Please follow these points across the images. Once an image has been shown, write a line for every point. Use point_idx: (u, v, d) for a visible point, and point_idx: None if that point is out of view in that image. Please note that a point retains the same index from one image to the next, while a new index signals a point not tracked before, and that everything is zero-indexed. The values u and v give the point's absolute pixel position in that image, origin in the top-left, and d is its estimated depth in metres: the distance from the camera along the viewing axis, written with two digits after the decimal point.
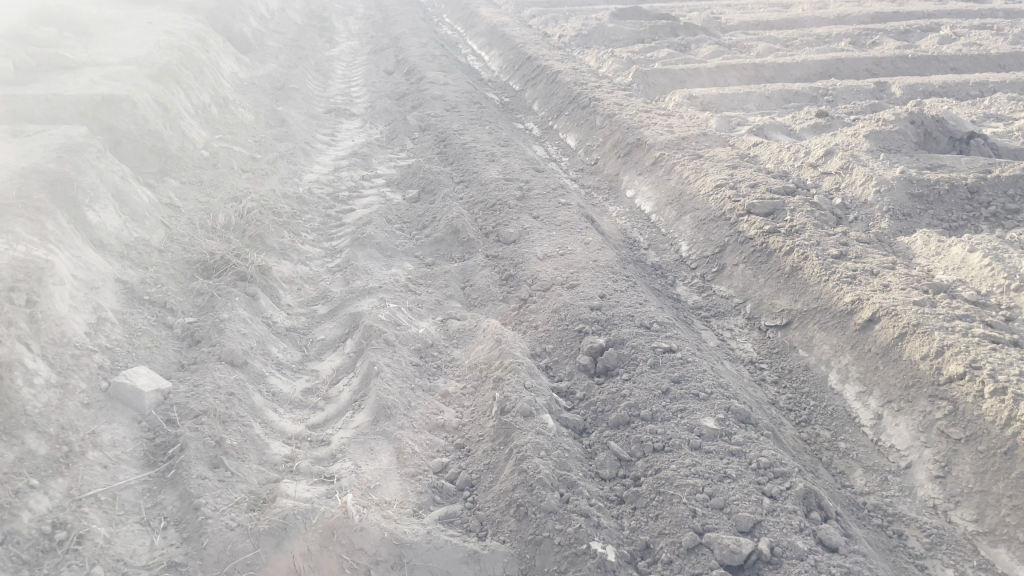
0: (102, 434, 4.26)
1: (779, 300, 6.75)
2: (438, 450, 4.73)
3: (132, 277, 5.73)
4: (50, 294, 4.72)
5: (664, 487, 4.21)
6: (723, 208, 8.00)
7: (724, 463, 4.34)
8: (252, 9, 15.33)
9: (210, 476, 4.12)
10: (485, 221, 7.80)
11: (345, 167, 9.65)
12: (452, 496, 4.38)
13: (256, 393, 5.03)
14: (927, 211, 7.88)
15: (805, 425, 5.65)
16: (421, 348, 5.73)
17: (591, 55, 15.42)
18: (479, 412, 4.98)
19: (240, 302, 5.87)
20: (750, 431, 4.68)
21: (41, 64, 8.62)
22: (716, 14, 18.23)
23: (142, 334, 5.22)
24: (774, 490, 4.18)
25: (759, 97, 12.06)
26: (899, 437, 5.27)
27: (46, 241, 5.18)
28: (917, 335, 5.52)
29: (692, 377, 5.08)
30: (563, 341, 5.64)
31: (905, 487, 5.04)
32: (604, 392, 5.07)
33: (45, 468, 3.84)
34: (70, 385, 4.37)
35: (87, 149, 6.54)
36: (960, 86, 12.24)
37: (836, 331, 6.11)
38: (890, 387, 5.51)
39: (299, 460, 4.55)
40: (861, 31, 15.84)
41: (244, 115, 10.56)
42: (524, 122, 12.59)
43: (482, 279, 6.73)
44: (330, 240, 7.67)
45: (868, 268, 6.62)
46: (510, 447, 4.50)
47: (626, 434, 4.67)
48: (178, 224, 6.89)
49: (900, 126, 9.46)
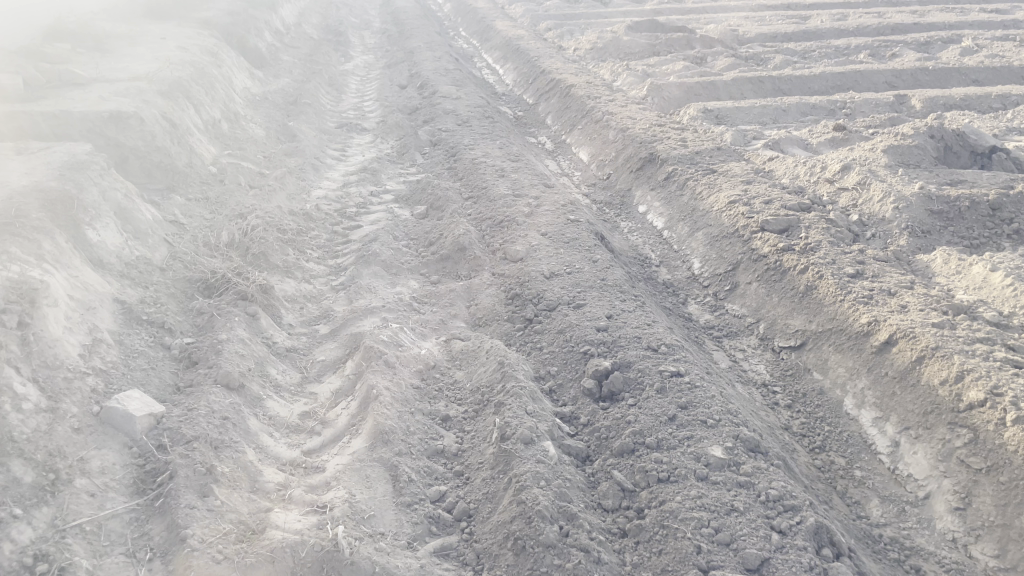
0: (92, 461, 4.16)
1: (793, 321, 6.56)
2: (436, 478, 4.60)
3: (131, 296, 5.64)
4: (44, 316, 4.64)
5: (668, 521, 4.04)
6: (736, 225, 7.83)
7: (731, 496, 4.16)
8: (267, 24, 15.38)
9: (199, 506, 4.01)
10: (493, 238, 7.68)
11: (353, 183, 9.58)
12: (448, 527, 4.25)
13: (252, 417, 4.92)
14: (946, 228, 7.67)
15: (819, 452, 5.46)
16: (422, 370, 5.60)
17: (606, 68, 15.32)
18: (479, 438, 4.84)
19: (240, 322, 5.79)
20: (760, 460, 4.49)
21: (51, 80, 8.63)
22: (734, 26, 18.07)
23: (139, 355, 5.13)
24: (783, 525, 3.99)
25: (775, 110, 11.90)
26: (917, 466, 5.06)
27: (44, 261, 5.11)
28: (936, 359, 5.32)
29: (700, 402, 4.89)
30: (568, 364, 5.50)
31: (924, 519, 4.83)
32: (609, 418, 4.90)
33: (30, 497, 3.73)
34: (61, 410, 4.26)
35: (91, 167, 6.48)
36: (983, 99, 11.99)
37: (851, 353, 5.91)
38: (908, 413, 5.30)
39: (292, 488, 4.42)
40: (881, 43, 15.60)
41: (255, 131, 10.52)
42: (537, 136, 12.50)
43: (488, 298, 6.60)
44: (335, 257, 7.58)
45: (886, 288, 6.42)
46: (510, 476, 4.35)
47: (631, 463, 4.50)
48: (182, 241, 6.82)
49: (919, 140, 9.26)
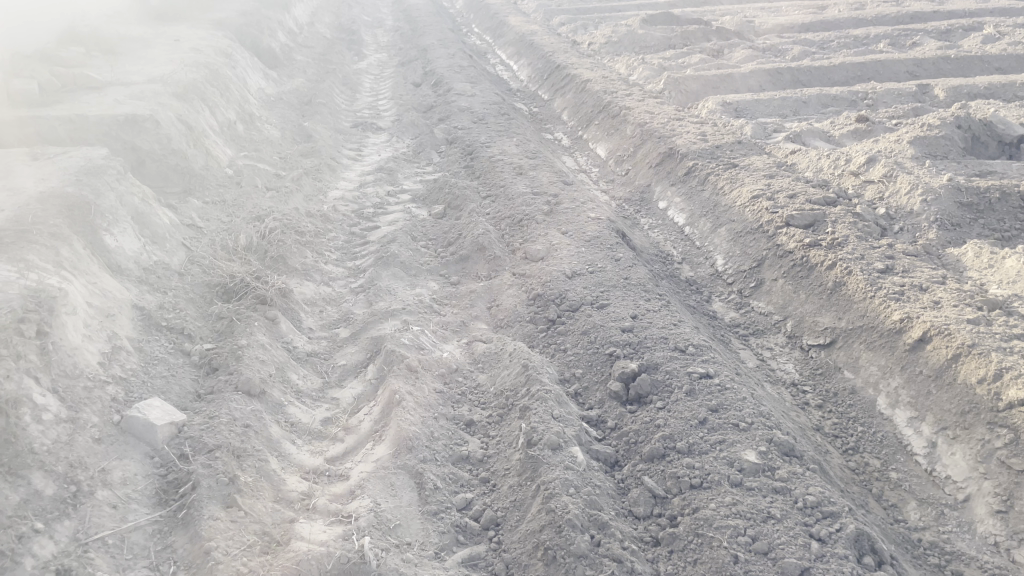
0: (113, 472, 4.10)
1: (822, 318, 6.41)
2: (462, 485, 4.51)
3: (150, 302, 5.58)
4: (63, 324, 4.56)
5: (702, 529, 3.92)
6: (759, 220, 7.69)
7: (767, 502, 4.03)
8: (281, 24, 15.32)
9: (222, 517, 3.94)
10: (512, 237, 7.58)
11: (370, 183, 9.50)
12: (476, 536, 4.16)
13: (274, 424, 4.85)
14: (976, 221, 7.50)
15: (853, 453, 5.31)
16: (445, 373, 5.50)
17: (621, 62, 15.17)
18: (505, 443, 4.75)
19: (260, 327, 5.71)
20: (796, 465, 4.35)
21: (66, 85, 8.61)
22: (750, 18, 17.85)
23: (158, 362, 5.06)
24: (823, 533, 3.86)
25: (795, 102, 11.71)
26: (956, 467, 4.91)
27: (61, 268, 5.05)
28: (973, 356, 5.17)
29: (731, 405, 4.75)
30: (593, 366, 5.39)
31: (964, 523, 4.68)
32: (637, 422, 4.78)
33: (51, 511, 3.68)
34: (81, 420, 4.19)
35: (107, 171, 6.41)
36: (1008, 87, 11.73)
37: (884, 351, 5.77)
38: (945, 412, 5.16)
39: (316, 497, 4.34)
40: (900, 32, 15.37)
41: (270, 132, 10.45)
42: (553, 132, 12.39)
43: (510, 298, 6.49)
44: (353, 259, 7.50)
45: (917, 284, 6.27)
46: (538, 483, 4.25)
47: (662, 468, 4.38)
48: (200, 246, 6.78)
49: (947, 130, 9.07)
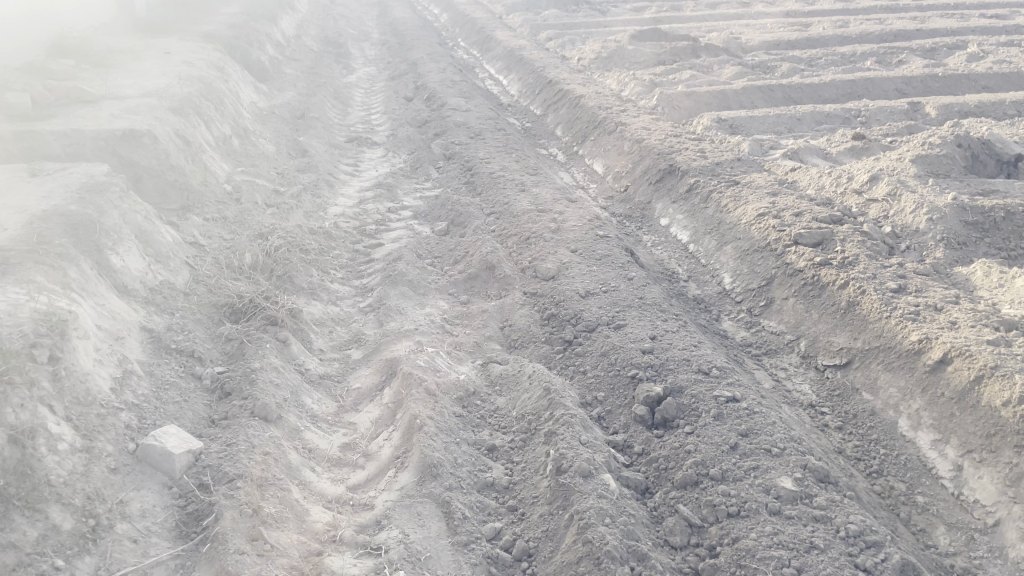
0: (131, 503, 3.93)
1: (836, 338, 6.38)
2: (489, 513, 4.39)
3: (158, 324, 5.42)
4: (74, 348, 4.37)
5: (745, 561, 3.87)
6: (767, 238, 7.65)
7: (809, 532, 3.99)
8: (267, 37, 15.13)
9: (249, 552, 3.80)
10: (520, 255, 7.50)
11: (370, 199, 9.37)
12: (508, 568, 4.04)
13: (292, 451, 4.70)
14: (982, 240, 7.54)
15: (876, 476, 5.27)
16: (463, 397, 5.39)
17: (612, 78, 15.18)
18: (531, 469, 4.64)
19: (271, 350, 5.57)
20: (832, 492, 4.31)
21: (58, 99, 8.42)
22: (736, 34, 17.95)
23: (170, 387, 4.89)
24: (869, 564, 3.83)
25: (790, 119, 11.75)
26: (984, 491, 4.88)
27: (68, 289, 4.87)
28: (996, 377, 5.16)
29: (761, 429, 4.70)
30: (615, 389, 5.31)
31: (994, 548, 4.63)
32: (666, 447, 4.70)
33: (70, 547, 3.53)
34: (96, 450, 4.01)
35: (110, 189, 6.22)
36: (997, 106, 11.85)
37: (902, 372, 5.73)
38: (969, 435, 5.14)
39: (342, 529, 4.22)
40: (886, 50, 15.53)
41: (265, 146, 10.30)
42: (547, 147, 12.34)
43: (522, 319, 6.39)
44: (359, 278, 7.37)
45: (932, 303, 6.26)
46: (571, 512, 4.16)
47: (696, 496, 4.30)
48: (203, 264, 6.61)
49: (947, 150, 9.10)
